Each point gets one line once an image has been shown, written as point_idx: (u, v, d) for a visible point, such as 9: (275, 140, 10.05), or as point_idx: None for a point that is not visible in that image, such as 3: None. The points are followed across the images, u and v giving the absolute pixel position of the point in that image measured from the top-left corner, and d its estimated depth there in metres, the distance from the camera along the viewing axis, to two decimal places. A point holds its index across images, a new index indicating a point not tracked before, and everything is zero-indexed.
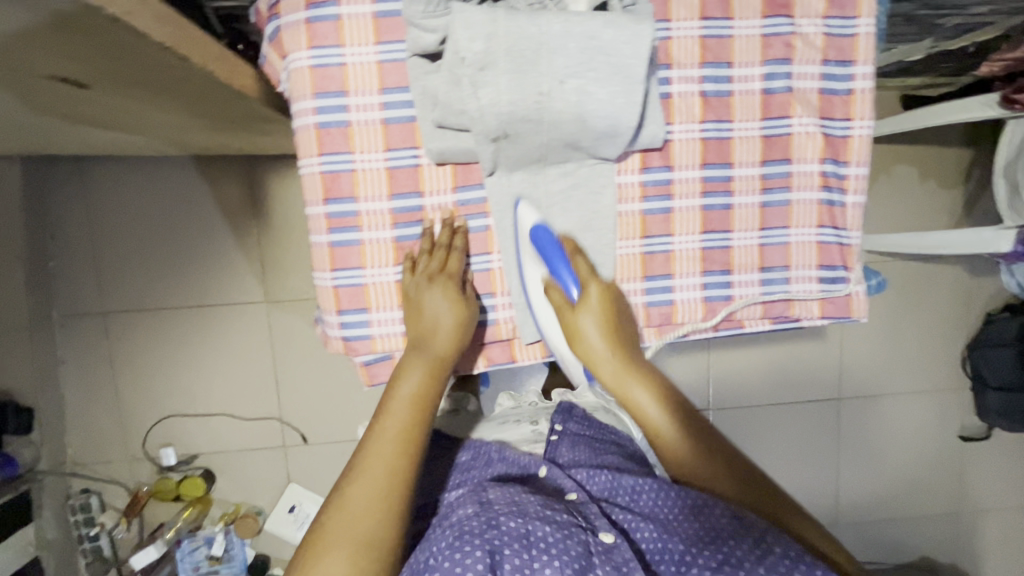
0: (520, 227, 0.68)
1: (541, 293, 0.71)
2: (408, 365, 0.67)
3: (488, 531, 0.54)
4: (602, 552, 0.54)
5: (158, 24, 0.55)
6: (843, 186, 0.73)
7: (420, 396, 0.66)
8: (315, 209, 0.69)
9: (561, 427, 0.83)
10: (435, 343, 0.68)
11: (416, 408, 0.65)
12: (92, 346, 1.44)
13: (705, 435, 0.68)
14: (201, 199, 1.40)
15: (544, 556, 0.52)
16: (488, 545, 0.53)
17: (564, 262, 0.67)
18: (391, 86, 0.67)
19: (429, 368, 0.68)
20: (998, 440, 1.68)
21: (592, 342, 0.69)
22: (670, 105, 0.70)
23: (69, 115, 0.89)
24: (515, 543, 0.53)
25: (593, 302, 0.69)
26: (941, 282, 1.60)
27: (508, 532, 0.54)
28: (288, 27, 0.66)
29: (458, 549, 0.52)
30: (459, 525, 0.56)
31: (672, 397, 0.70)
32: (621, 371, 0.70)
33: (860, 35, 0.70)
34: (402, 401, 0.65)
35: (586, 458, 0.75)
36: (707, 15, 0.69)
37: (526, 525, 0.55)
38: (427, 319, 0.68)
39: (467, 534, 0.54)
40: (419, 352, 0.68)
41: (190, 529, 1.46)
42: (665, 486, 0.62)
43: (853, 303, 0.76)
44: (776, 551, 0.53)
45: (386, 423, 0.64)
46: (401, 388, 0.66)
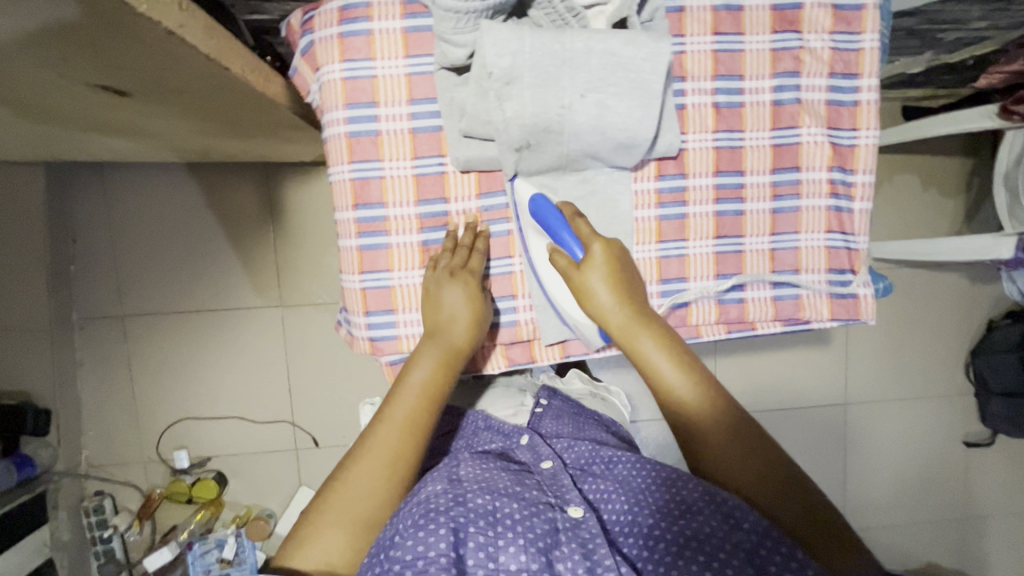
0: (519, 199, 0.70)
1: (546, 259, 0.70)
2: (423, 353, 0.68)
3: (453, 507, 0.56)
4: (569, 528, 0.57)
5: (205, 37, 0.58)
6: (850, 193, 0.77)
7: (432, 384, 0.67)
8: (344, 213, 0.72)
9: (545, 402, 0.85)
10: (451, 333, 0.70)
11: (426, 396, 0.66)
12: (110, 349, 1.46)
13: (723, 397, 0.64)
14: (223, 204, 1.43)
15: (508, 535, 0.55)
16: (452, 523, 0.55)
17: (565, 226, 0.67)
18: (420, 97, 0.70)
19: (442, 355, 0.68)
20: (1001, 446, 1.70)
21: (602, 299, 0.67)
22: (684, 116, 0.73)
23: (102, 124, 0.92)
24: (480, 521, 0.55)
25: (599, 259, 0.66)
26: (943, 288, 1.63)
27: (474, 508, 0.56)
28: (321, 41, 0.69)
29: (422, 527, 0.54)
30: (425, 503, 0.57)
31: (689, 356, 0.66)
32: (633, 325, 0.67)
33: (866, 50, 0.73)
34: (413, 386, 0.66)
35: (567, 430, 0.79)
36: (719, 30, 0.72)
37: (492, 503, 0.58)
38: (444, 313, 0.70)
39: (431, 513, 0.55)
40: (434, 340, 0.69)
41: (203, 531, 1.48)
42: (641, 461, 0.65)
43: (863, 305, 0.78)
44: (744, 526, 0.54)
45: (396, 407, 0.65)
46: (413, 374, 0.67)
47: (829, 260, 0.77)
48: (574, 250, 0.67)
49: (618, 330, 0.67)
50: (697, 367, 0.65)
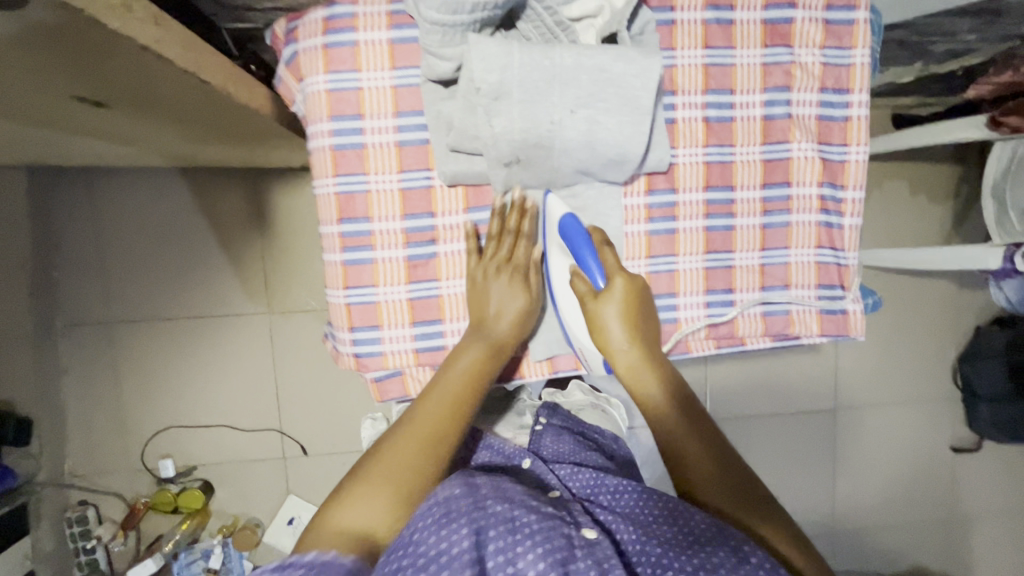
0: (549, 216, 0.70)
1: (568, 282, 0.71)
2: (469, 345, 0.69)
3: (473, 511, 0.54)
4: (585, 545, 0.52)
5: (182, 50, 0.57)
6: (840, 209, 0.76)
7: (476, 373, 0.67)
8: (329, 228, 0.71)
9: (545, 421, 0.87)
10: (498, 328, 0.70)
11: (468, 384, 0.66)
12: (93, 356, 1.44)
13: (727, 456, 0.63)
14: (209, 209, 1.41)
15: (526, 542, 0.51)
16: (473, 524, 0.52)
17: (592, 252, 0.68)
18: (406, 109, 0.69)
19: (487, 349, 0.69)
20: (989, 451, 1.71)
21: (615, 334, 0.67)
22: (675, 129, 0.73)
23: (82, 131, 0.90)
24: (501, 526, 0.52)
25: (618, 293, 0.67)
26: (932, 294, 1.64)
27: (494, 514, 0.53)
28: (305, 51, 0.68)
29: (443, 527, 0.51)
30: (445, 504, 0.55)
31: (692, 410, 0.66)
32: (643, 365, 0.68)
33: (856, 65, 0.73)
34: (458, 373, 0.67)
35: (569, 452, 0.79)
36: (710, 43, 0.72)
37: (512, 511, 0.54)
38: (492, 307, 0.70)
39: (452, 513, 0.53)
40: (479, 333, 0.70)
41: (188, 541, 1.46)
42: (646, 493, 0.62)
43: (852, 322, 0.78)
44: (753, 559, 0.50)
45: (438, 390, 0.65)
46: (459, 361, 0.68)
47: (819, 276, 0.77)
48: (597, 278, 0.68)
49: (624, 370, 0.68)
50: (701, 423, 0.65)
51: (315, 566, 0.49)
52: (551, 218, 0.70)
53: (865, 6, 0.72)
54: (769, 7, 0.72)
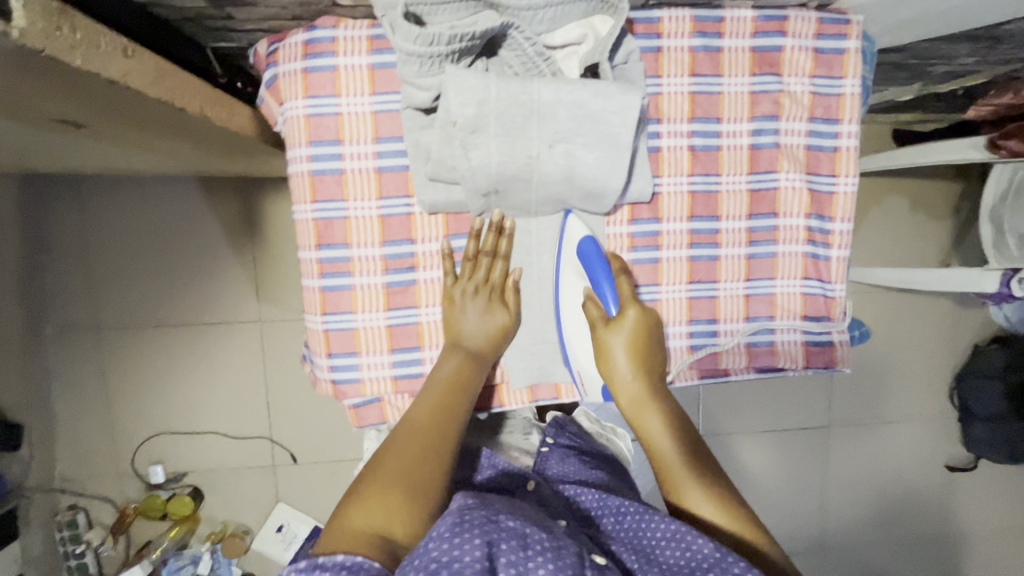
0: (567, 237, 0.69)
1: (579, 309, 0.71)
2: (444, 356, 0.69)
3: (486, 522, 0.51)
4: (596, 568, 0.49)
5: (154, 80, 0.56)
6: (827, 241, 0.75)
7: (459, 379, 0.68)
8: (308, 253, 0.70)
9: (552, 441, 0.81)
10: (471, 341, 0.70)
11: (448, 388, 0.67)
12: (84, 362, 1.44)
13: (728, 491, 0.61)
14: (200, 217, 1.41)
15: (539, 558, 0.48)
16: (486, 536, 0.49)
17: (609, 279, 0.68)
18: (386, 135, 0.68)
19: (468, 356, 0.69)
20: (985, 471, 1.69)
21: (620, 365, 0.68)
22: (659, 158, 0.72)
23: (67, 146, 0.89)
24: (513, 539, 0.49)
25: (629, 324, 0.68)
26: (930, 312, 1.62)
27: (507, 528, 0.51)
28: (285, 75, 0.67)
29: (456, 537, 0.49)
30: (457, 514, 0.52)
31: (694, 445, 0.66)
32: (646, 397, 0.68)
33: (846, 95, 0.72)
34: (439, 378, 0.67)
35: (574, 472, 0.76)
36: (697, 71, 0.70)
37: (525, 527, 0.51)
38: (464, 328, 0.69)
39: (466, 523, 0.50)
40: (455, 345, 0.69)
41: (177, 547, 1.46)
42: (646, 514, 0.58)
43: (838, 353, 0.77)
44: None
45: (422, 397, 0.66)
46: (439, 368, 0.68)
47: (805, 308, 0.76)
48: (613, 304, 0.68)
49: (627, 403, 0.69)
50: (701, 460, 0.65)
51: (346, 567, 0.47)
52: (569, 239, 0.69)
53: (856, 34, 0.70)
54: (758, 34, 0.70)
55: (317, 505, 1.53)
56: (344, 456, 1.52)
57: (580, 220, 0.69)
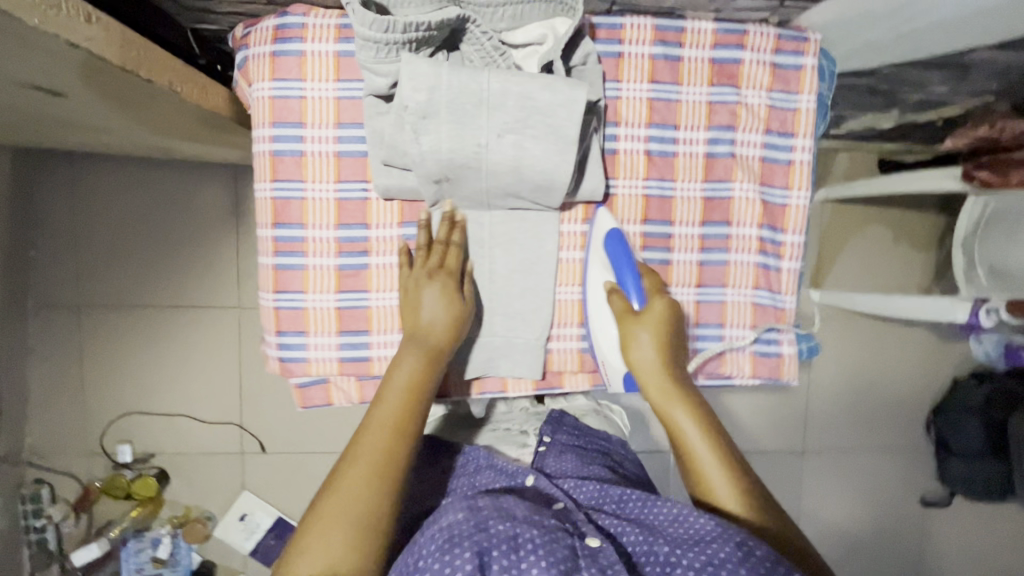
0: (596, 231, 0.72)
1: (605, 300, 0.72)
2: (404, 355, 0.66)
3: (475, 533, 0.51)
4: (588, 555, 0.51)
5: (120, 50, 0.58)
6: (778, 251, 0.76)
7: (418, 386, 0.64)
8: (264, 231, 0.72)
9: (550, 438, 0.79)
10: (431, 335, 0.67)
11: (408, 396, 0.63)
12: (63, 336, 1.45)
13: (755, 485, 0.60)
14: (188, 201, 1.43)
15: (530, 556, 0.49)
16: (477, 547, 0.50)
17: (632, 270, 0.71)
18: (347, 121, 0.70)
19: (426, 357, 0.66)
20: (961, 509, 1.66)
21: (645, 354, 0.68)
22: (616, 161, 0.73)
23: (53, 119, 0.92)
24: (504, 544, 0.50)
25: (654, 316, 0.69)
26: (909, 342, 1.61)
27: (497, 533, 0.51)
28: (254, 57, 0.70)
29: (448, 550, 0.49)
30: (449, 528, 0.53)
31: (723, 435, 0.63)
32: (668, 393, 0.66)
33: (802, 110, 0.73)
34: (396, 389, 0.63)
35: (573, 469, 0.72)
36: (656, 78, 0.72)
37: (515, 527, 0.52)
38: (423, 316, 0.68)
39: (457, 536, 0.51)
40: (413, 342, 0.67)
41: (137, 528, 1.46)
42: (649, 498, 0.60)
43: (785, 365, 0.77)
44: (758, 552, 0.49)
45: (377, 410, 0.62)
46: (396, 377, 0.64)
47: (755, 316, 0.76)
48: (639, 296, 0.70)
49: (654, 397, 0.67)
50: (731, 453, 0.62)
51: None
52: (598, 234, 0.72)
53: (813, 52, 0.72)
54: (718, 46, 0.72)
55: (281, 496, 1.52)
56: (311, 448, 1.52)
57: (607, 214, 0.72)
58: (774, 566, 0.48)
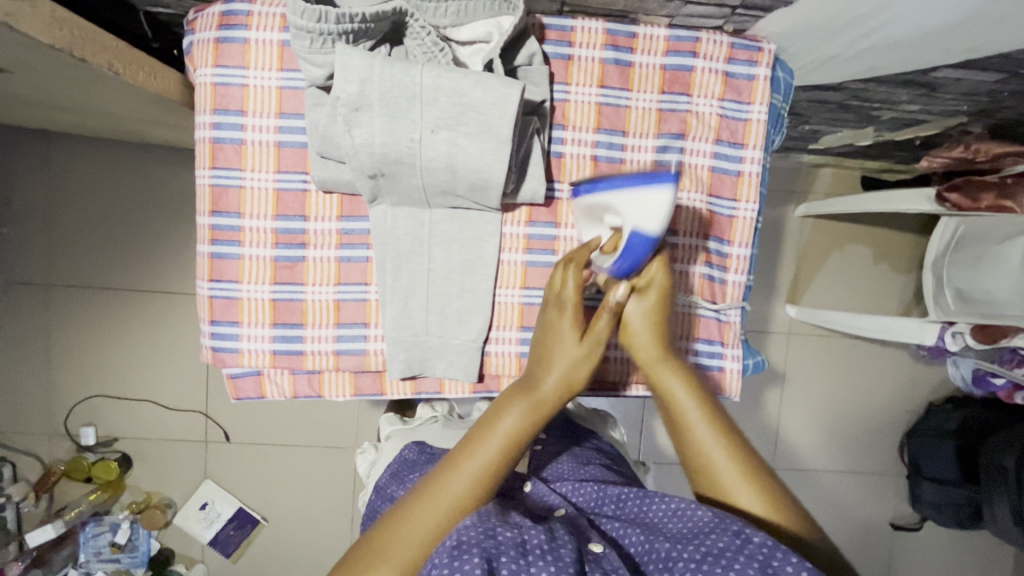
0: (638, 197, 0.57)
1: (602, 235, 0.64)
2: (511, 403, 0.59)
3: (483, 540, 0.47)
4: (592, 559, 0.50)
5: (48, 27, 0.57)
6: (724, 264, 0.74)
7: (516, 443, 0.57)
8: (202, 219, 0.71)
9: (545, 438, 0.83)
10: (542, 386, 0.60)
11: (509, 451, 0.57)
12: (31, 315, 1.44)
13: (763, 470, 0.56)
14: (161, 186, 1.42)
15: (538, 563, 0.46)
16: (485, 553, 0.46)
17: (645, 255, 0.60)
18: (289, 112, 0.69)
19: (535, 411, 0.59)
20: (931, 534, 1.64)
21: (638, 329, 0.64)
22: (561, 164, 0.72)
23: (14, 96, 0.91)
24: (512, 550, 0.47)
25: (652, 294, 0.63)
26: (885, 363, 1.59)
27: (506, 540, 0.48)
28: (198, 43, 0.69)
29: (457, 559, 0.45)
30: (456, 535, 0.49)
31: (719, 409, 0.61)
32: (661, 362, 0.63)
33: (753, 121, 0.72)
34: (501, 436, 0.57)
35: (570, 470, 0.73)
36: (605, 82, 0.71)
37: (521, 535, 0.49)
38: (543, 359, 0.63)
39: (464, 543, 0.47)
40: (524, 392, 0.60)
41: (95, 512, 1.45)
42: (648, 496, 0.59)
43: (728, 381, 0.75)
44: (756, 539, 0.47)
45: (475, 452, 0.56)
46: (501, 423, 0.58)
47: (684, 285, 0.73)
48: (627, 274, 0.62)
49: (646, 362, 0.64)
50: (745, 445, 0.58)
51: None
52: (638, 199, 0.57)
53: (767, 62, 0.71)
54: (670, 53, 0.71)
55: (241, 486, 1.51)
56: (272, 440, 1.51)
57: (663, 213, 0.56)
58: (774, 551, 0.46)
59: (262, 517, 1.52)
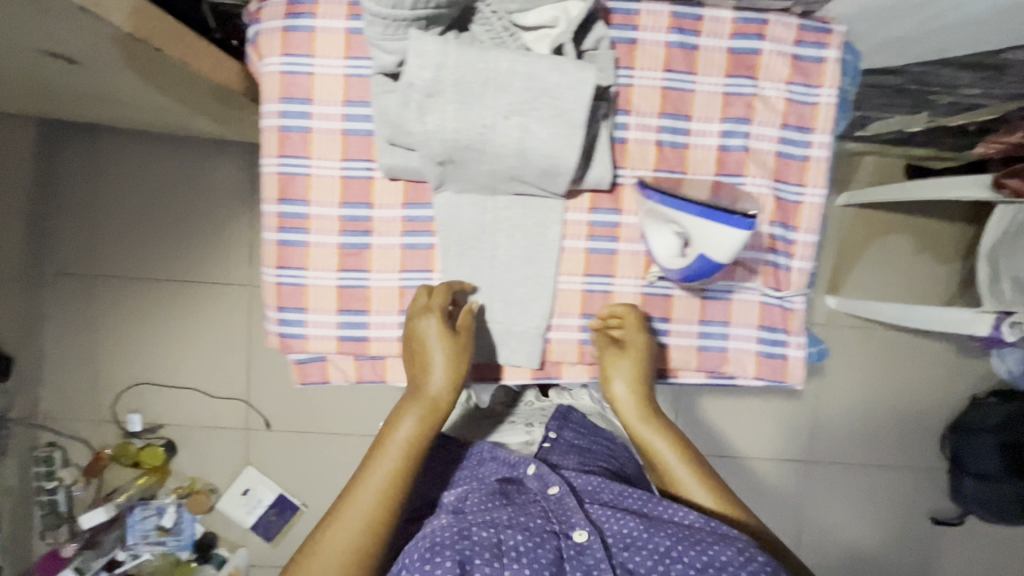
0: (715, 231, 0.62)
1: (658, 245, 0.68)
2: (403, 412, 0.65)
3: (457, 542, 0.52)
4: (574, 555, 0.53)
5: (130, 17, 0.59)
6: (789, 250, 0.73)
7: (413, 443, 0.64)
8: (268, 207, 0.72)
9: (556, 434, 0.75)
10: (426, 389, 0.67)
11: (405, 453, 0.63)
12: (80, 306, 1.48)
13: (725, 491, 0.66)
14: (202, 179, 1.44)
15: (514, 566, 0.51)
16: (458, 556, 0.51)
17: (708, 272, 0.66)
18: (355, 99, 0.70)
19: (427, 413, 0.66)
20: (973, 529, 1.61)
21: (620, 386, 0.71)
22: (625, 150, 0.72)
23: (74, 89, 0.93)
24: (487, 552, 0.51)
25: (635, 352, 0.71)
26: (927, 356, 1.56)
27: (480, 541, 0.52)
28: (266, 32, 0.70)
29: (429, 560, 0.51)
30: (429, 536, 0.54)
31: (688, 446, 0.70)
32: (638, 413, 0.70)
33: (821, 105, 0.71)
34: (397, 442, 0.63)
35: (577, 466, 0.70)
36: (670, 66, 0.70)
37: (498, 535, 0.53)
38: (420, 365, 0.68)
39: (437, 546, 0.51)
40: (413, 397, 0.66)
41: (143, 496, 1.49)
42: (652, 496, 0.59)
43: (791, 369, 0.74)
44: (760, 559, 0.52)
45: (377, 465, 0.62)
46: (397, 434, 0.64)
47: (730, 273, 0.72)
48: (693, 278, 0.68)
49: (627, 418, 0.71)
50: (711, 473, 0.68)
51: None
52: (716, 231, 0.62)
53: (836, 45, 0.70)
54: (736, 36, 0.70)
55: (281, 471, 1.54)
56: (311, 428, 1.54)
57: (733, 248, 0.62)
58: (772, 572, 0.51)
59: (302, 503, 1.55)
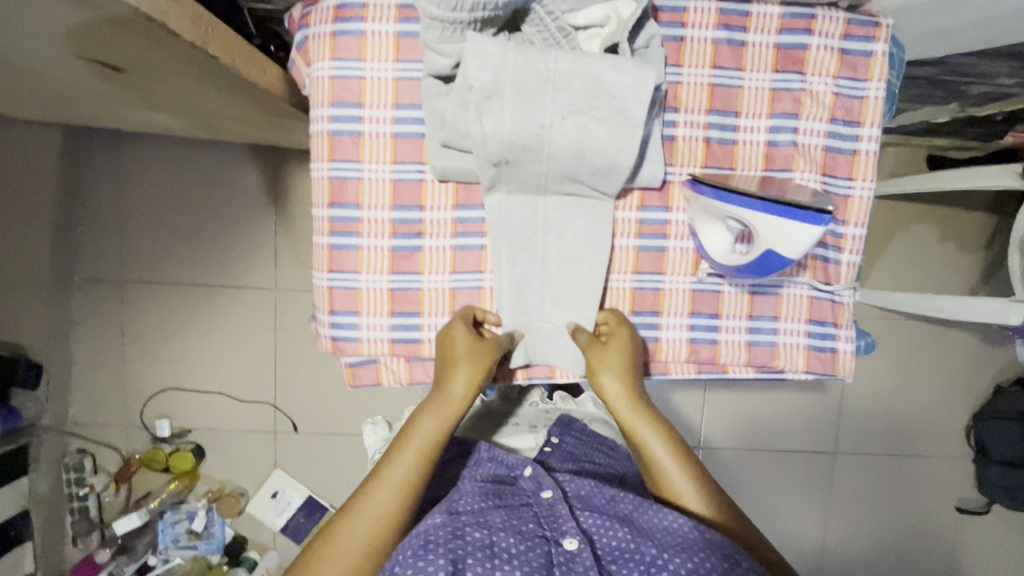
0: (776, 227, 0.62)
1: (712, 242, 0.69)
2: (423, 412, 0.67)
3: (450, 541, 0.55)
4: (563, 562, 0.55)
5: (192, 24, 0.59)
6: (838, 244, 0.74)
7: (432, 445, 0.66)
8: (320, 211, 0.72)
9: (556, 441, 0.83)
10: (449, 392, 0.68)
11: (425, 453, 0.65)
12: (107, 312, 1.48)
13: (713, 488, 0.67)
14: (226, 183, 1.44)
15: (505, 567, 0.54)
16: (450, 554, 0.54)
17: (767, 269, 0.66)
18: (405, 102, 0.70)
19: (449, 414, 0.67)
20: (999, 518, 1.61)
21: (611, 383, 0.69)
22: (674, 147, 0.72)
23: (111, 97, 0.93)
24: (478, 552, 0.54)
25: (615, 349, 0.70)
26: (951, 346, 1.56)
27: (472, 541, 0.55)
28: (315, 36, 0.70)
29: (422, 557, 0.54)
30: (423, 534, 0.56)
31: (681, 441, 0.69)
32: (630, 410, 0.69)
33: (870, 98, 0.71)
34: (417, 441, 0.65)
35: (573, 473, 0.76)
36: (718, 63, 0.71)
37: (491, 537, 0.56)
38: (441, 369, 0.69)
39: (431, 543, 0.54)
40: (434, 399, 0.68)
41: (173, 501, 1.50)
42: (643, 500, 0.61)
43: (841, 362, 0.74)
44: (742, 564, 0.55)
45: (392, 466, 0.64)
46: (416, 434, 0.66)
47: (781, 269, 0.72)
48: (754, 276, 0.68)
49: (621, 416, 0.69)
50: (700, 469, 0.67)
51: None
52: (780, 227, 0.62)
53: (884, 38, 0.70)
54: (784, 31, 0.70)
55: (309, 472, 1.55)
56: (338, 429, 1.54)
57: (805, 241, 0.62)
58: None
59: (330, 505, 1.56)
